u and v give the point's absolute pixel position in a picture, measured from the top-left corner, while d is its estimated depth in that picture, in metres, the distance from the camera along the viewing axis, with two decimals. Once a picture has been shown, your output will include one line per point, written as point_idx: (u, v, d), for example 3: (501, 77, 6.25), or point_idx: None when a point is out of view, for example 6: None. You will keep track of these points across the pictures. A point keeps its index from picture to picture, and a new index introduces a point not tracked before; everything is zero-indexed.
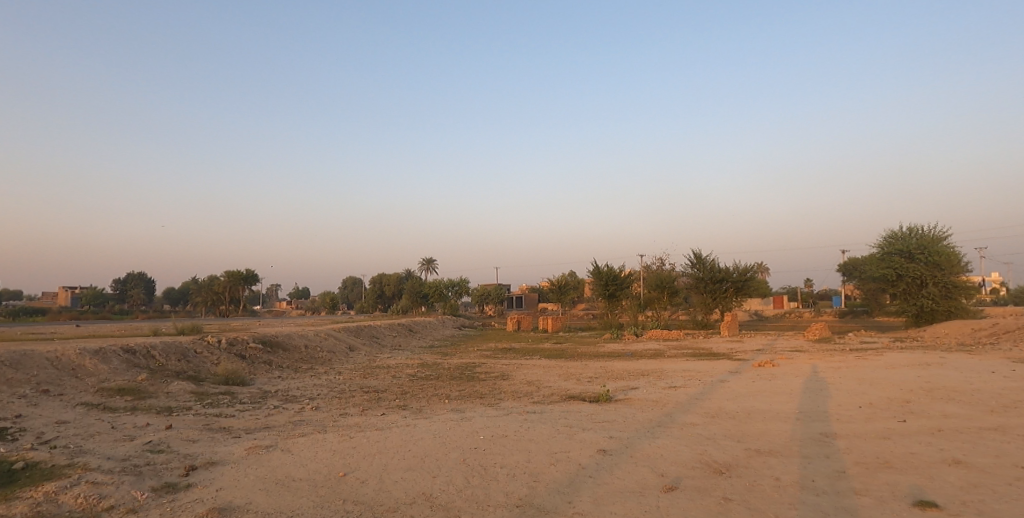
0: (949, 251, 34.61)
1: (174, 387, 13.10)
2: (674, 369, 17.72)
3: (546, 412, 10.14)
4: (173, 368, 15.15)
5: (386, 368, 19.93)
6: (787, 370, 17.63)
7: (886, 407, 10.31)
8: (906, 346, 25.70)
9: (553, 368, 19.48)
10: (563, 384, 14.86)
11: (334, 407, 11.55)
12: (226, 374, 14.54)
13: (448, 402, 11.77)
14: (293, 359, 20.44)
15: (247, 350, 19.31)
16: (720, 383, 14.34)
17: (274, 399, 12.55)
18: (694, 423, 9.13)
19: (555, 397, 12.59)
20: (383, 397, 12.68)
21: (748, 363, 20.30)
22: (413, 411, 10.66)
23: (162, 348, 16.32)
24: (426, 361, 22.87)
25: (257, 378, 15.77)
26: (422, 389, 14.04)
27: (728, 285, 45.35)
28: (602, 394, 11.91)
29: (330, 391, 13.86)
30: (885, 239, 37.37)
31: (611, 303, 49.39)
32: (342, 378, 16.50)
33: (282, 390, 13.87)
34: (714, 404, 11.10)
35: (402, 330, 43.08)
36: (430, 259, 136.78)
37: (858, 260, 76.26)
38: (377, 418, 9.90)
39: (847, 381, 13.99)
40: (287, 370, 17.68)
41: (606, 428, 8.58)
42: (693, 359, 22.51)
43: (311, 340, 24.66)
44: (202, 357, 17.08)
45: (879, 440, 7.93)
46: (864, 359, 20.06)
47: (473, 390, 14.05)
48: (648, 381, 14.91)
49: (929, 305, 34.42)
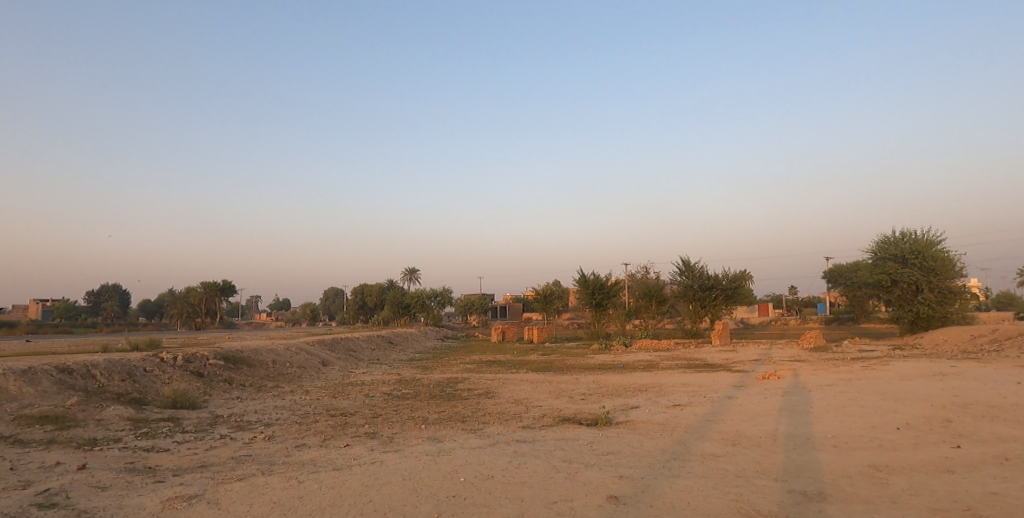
0: (944, 255, 34.00)
1: (108, 413, 11.31)
2: (673, 384, 16.35)
3: (539, 442, 8.61)
4: (114, 390, 13.32)
5: (359, 385, 18.25)
6: (795, 383, 16.35)
7: (928, 428, 9.03)
8: (910, 354, 24.62)
9: (542, 383, 17.97)
10: (554, 403, 13.40)
11: (292, 436, 9.92)
12: (174, 396, 12.79)
13: (425, 429, 10.23)
14: (258, 377, 18.62)
15: (205, 367, 17.44)
16: (728, 399, 12.98)
17: (223, 426, 10.85)
18: (716, 454, 7.71)
19: (547, 419, 11.09)
20: (350, 423, 11.07)
21: (750, 375, 18.98)
22: (381, 441, 9.08)
23: (104, 366, 14.42)
24: (404, 377, 21.17)
25: (211, 399, 14.02)
26: (396, 412, 12.45)
27: (717, 293, 44.38)
28: (601, 416, 10.45)
29: (291, 415, 12.21)
30: (877, 244, 36.69)
31: (598, 312, 48.11)
32: (309, 399, 14.82)
33: (237, 415, 12.17)
34: (729, 427, 9.70)
35: (382, 343, 41.24)
36: (415, 270, 135.30)
37: (844, 268, 76.20)
38: (336, 453, 8.32)
39: (867, 396, 12.71)
40: (249, 390, 15.94)
41: (612, 464, 7.10)
42: (690, 370, 21.13)
43: (280, 355, 22.82)
44: (151, 376, 15.22)
45: (942, 476, 6.59)
46: (872, 369, 18.92)
47: (453, 411, 12.52)
48: (648, 398, 13.46)
49: (926, 311, 33.70)
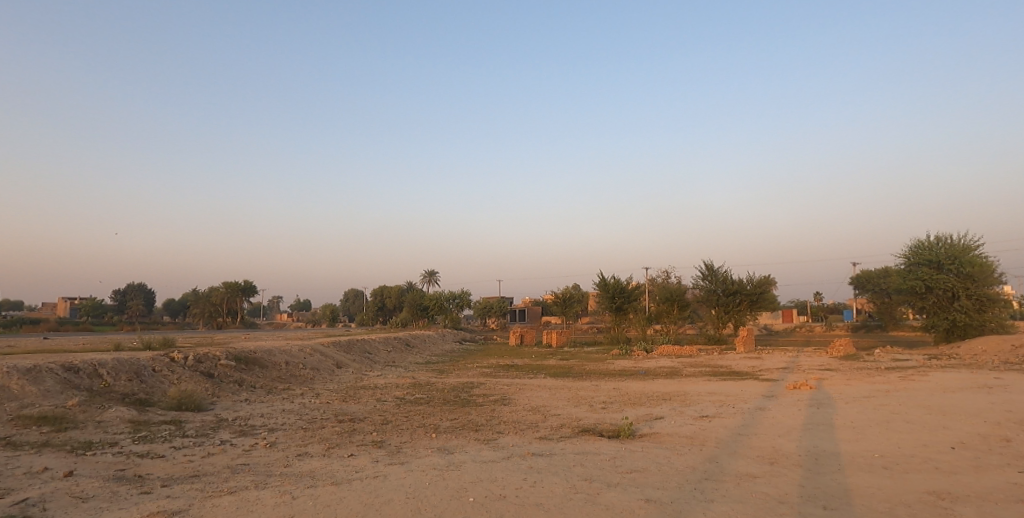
0: (982, 261, 32.40)
1: (109, 415, 10.92)
2: (699, 393, 15.50)
3: (556, 456, 7.91)
4: (120, 390, 12.98)
5: (371, 389, 17.76)
6: (829, 394, 15.38)
7: (987, 448, 8.11)
8: (948, 364, 23.31)
9: (560, 390, 17.26)
10: (573, 411, 12.68)
11: (295, 443, 9.39)
12: (179, 398, 12.43)
13: (435, 438, 9.62)
14: (269, 379, 18.24)
15: (216, 368, 17.09)
16: (759, 411, 12.12)
17: (226, 431, 10.36)
18: (753, 475, 6.93)
19: (565, 430, 10.38)
20: (357, 430, 10.50)
21: (780, 385, 17.99)
22: (388, 451, 8.47)
23: (112, 365, 14.11)
24: (418, 381, 20.66)
25: (218, 401, 13.62)
26: (406, 419, 11.88)
27: (741, 298, 43.11)
28: (624, 428, 9.70)
29: (298, 420, 11.71)
30: (910, 249, 35.14)
31: (618, 316, 47.21)
32: (318, 402, 14.34)
33: (243, 419, 11.73)
34: (764, 443, 8.88)
35: (399, 345, 40.85)
36: (433, 272, 135.47)
37: (872, 274, 73.91)
38: (337, 463, 7.74)
39: (911, 409, 11.73)
40: (258, 393, 15.54)
41: (637, 484, 6.38)
42: (715, 378, 20.19)
43: (293, 356, 22.47)
44: (160, 376, 14.89)
45: (1017, 506, 5.73)
46: (911, 380, 17.76)
47: (466, 418, 11.89)
48: (672, 408, 12.67)
49: (963, 319, 32.13)
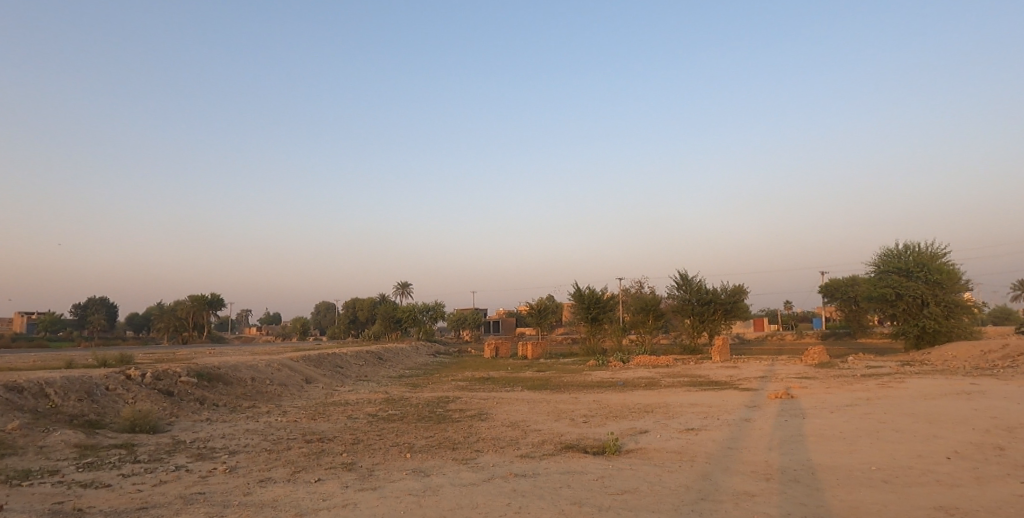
0: (949, 268, 33.27)
1: (53, 438, 9.98)
2: (681, 404, 15.19)
3: (541, 477, 7.43)
4: (68, 410, 11.98)
5: (341, 405, 17.00)
6: (811, 402, 15.28)
7: (983, 458, 7.94)
8: (921, 371, 23.60)
9: (539, 403, 16.80)
10: (555, 426, 12.21)
11: (257, 468, 8.67)
12: (133, 419, 11.52)
13: (411, 458, 9.02)
14: (233, 396, 17.31)
15: (175, 385, 16.11)
16: (745, 423, 11.85)
17: (182, 455, 9.53)
18: (751, 495, 6.57)
19: (548, 447, 9.91)
20: (326, 451, 9.81)
21: (761, 394, 17.82)
22: (358, 475, 7.85)
23: (60, 384, 13.05)
24: (392, 396, 19.93)
25: (176, 422, 12.71)
26: (380, 437, 11.24)
27: (715, 307, 43.39)
28: (610, 444, 9.28)
29: (262, 441, 10.96)
30: (880, 257, 35.90)
31: (594, 327, 47.02)
32: (284, 421, 13.55)
33: (202, 441, 10.91)
34: (757, 457, 8.56)
35: (371, 358, 39.82)
36: (407, 284, 133.99)
37: (840, 282, 75.74)
38: (303, 490, 7.11)
39: (897, 418, 11.60)
40: (221, 412, 14.66)
41: (631, 507, 5.95)
42: (695, 389, 19.96)
43: (259, 372, 21.48)
44: (113, 395, 13.86)
45: None
46: (889, 387, 17.84)
47: (443, 436, 11.32)
48: (657, 421, 12.32)
49: (932, 325, 32.81)
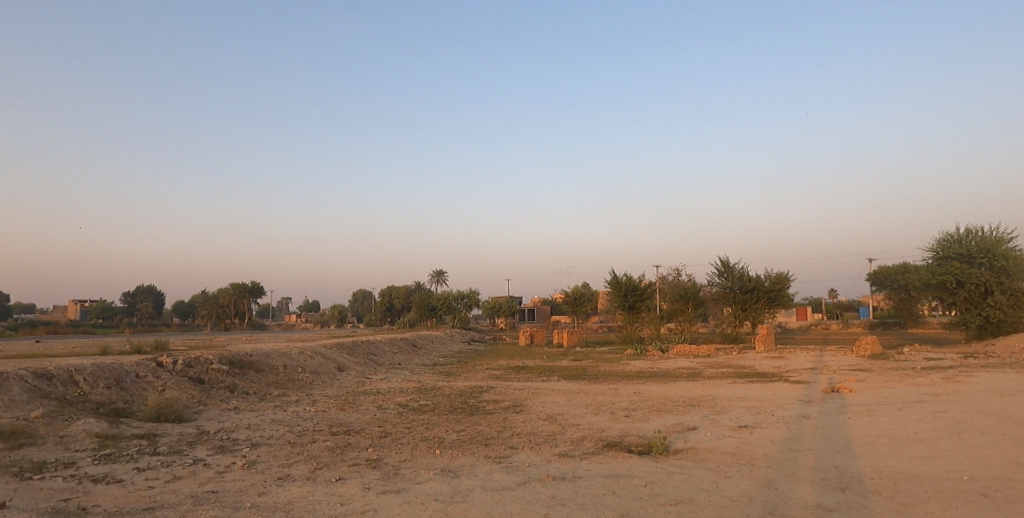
0: (1016, 254, 30.79)
1: (76, 427, 9.71)
2: (728, 398, 14.11)
3: (582, 482, 6.65)
4: (96, 399, 11.78)
5: (372, 394, 16.61)
6: (872, 398, 13.97)
7: None
8: (989, 363, 21.73)
9: (576, 395, 15.98)
10: (594, 421, 11.39)
11: (278, 463, 8.16)
12: (159, 408, 11.25)
13: (440, 456, 8.34)
14: (265, 385, 17.11)
15: (206, 373, 15.95)
16: (804, 420, 10.77)
17: (203, 447, 9.15)
18: (828, 509, 5.59)
19: (587, 444, 9.07)
20: (351, 445, 9.25)
21: (814, 388, 16.53)
22: (382, 475, 7.22)
23: (90, 371, 12.91)
24: (424, 385, 19.43)
25: (204, 411, 12.44)
26: (409, 430, 10.66)
27: (759, 295, 41.51)
28: (656, 443, 8.41)
29: (286, 433, 10.50)
30: (938, 242, 33.51)
31: (630, 315, 45.85)
32: (312, 411, 13.13)
33: (226, 431, 10.53)
34: (825, 461, 7.56)
35: (406, 346, 39.69)
36: (441, 272, 134.79)
37: (890, 270, 71.90)
38: (321, 491, 6.50)
39: (977, 417, 10.33)
40: (250, 400, 14.41)
41: None
42: (741, 381, 18.82)
43: (291, 359, 21.32)
44: (143, 383, 13.71)
45: None
46: (957, 381, 16.33)
47: (475, 430, 10.63)
48: (704, 417, 11.35)
49: (997, 315, 30.48)
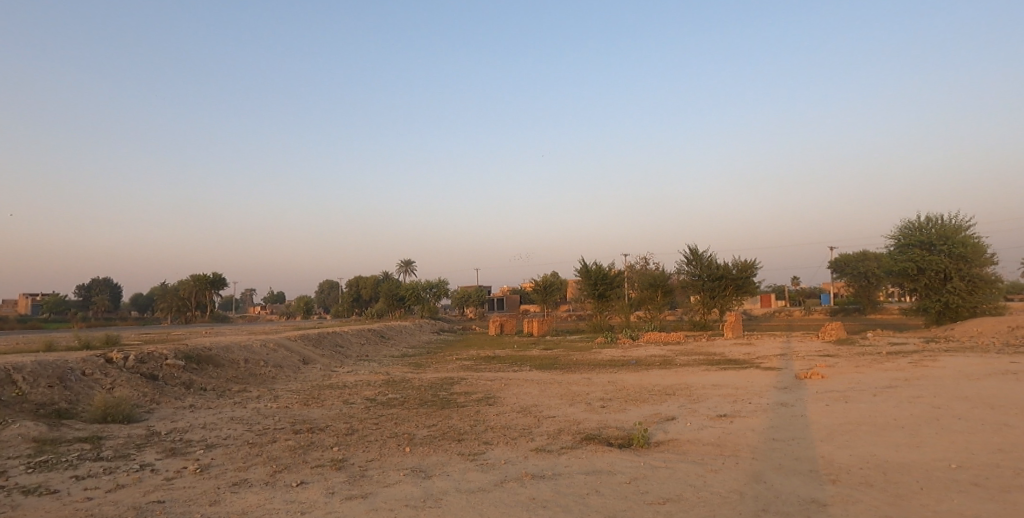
0: (974, 241, 31.85)
1: (8, 431, 8.85)
2: (704, 386, 13.99)
3: (564, 480, 6.26)
4: (35, 399, 10.87)
5: (339, 388, 15.95)
6: (845, 384, 14.05)
7: None
8: (950, 348, 22.35)
9: (551, 385, 15.66)
10: (571, 412, 11.06)
11: (233, 466, 7.54)
12: (105, 408, 10.42)
13: (410, 454, 7.84)
14: (223, 380, 16.25)
15: (160, 368, 15.03)
16: (782, 408, 10.68)
17: (153, 450, 8.45)
18: (823, 504, 5.34)
19: (565, 438, 8.72)
20: (315, 444, 8.69)
21: (786, 374, 16.64)
22: (347, 477, 6.71)
23: (30, 369, 11.92)
24: (393, 378, 18.83)
25: (156, 410, 11.63)
26: (377, 426, 10.13)
27: (726, 283, 42.03)
28: (637, 435, 8.11)
29: (245, 432, 9.84)
30: (900, 230, 34.42)
31: (601, 304, 45.94)
32: (274, 407, 12.43)
33: (179, 432, 9.82)
34: (810, 452, 7.38)
35: (374, 338, 38.84)
36: (411, 261, 133.12)
37: (851, 258, 74.04)
38: (279, 498, 5.95)
39: (951, 403, 10.40)
40: (207, 397, 13.60)
41: None
42: (714, 368, 18.85)
43: (253, 352, 20.42)
44: (89, 381, 12.76)
45: None
46: (924, 366, 16.67)
47: (446, 424, 10.16)
48: (683, 406, 11.15)
49: (956, 301, 31.53)
